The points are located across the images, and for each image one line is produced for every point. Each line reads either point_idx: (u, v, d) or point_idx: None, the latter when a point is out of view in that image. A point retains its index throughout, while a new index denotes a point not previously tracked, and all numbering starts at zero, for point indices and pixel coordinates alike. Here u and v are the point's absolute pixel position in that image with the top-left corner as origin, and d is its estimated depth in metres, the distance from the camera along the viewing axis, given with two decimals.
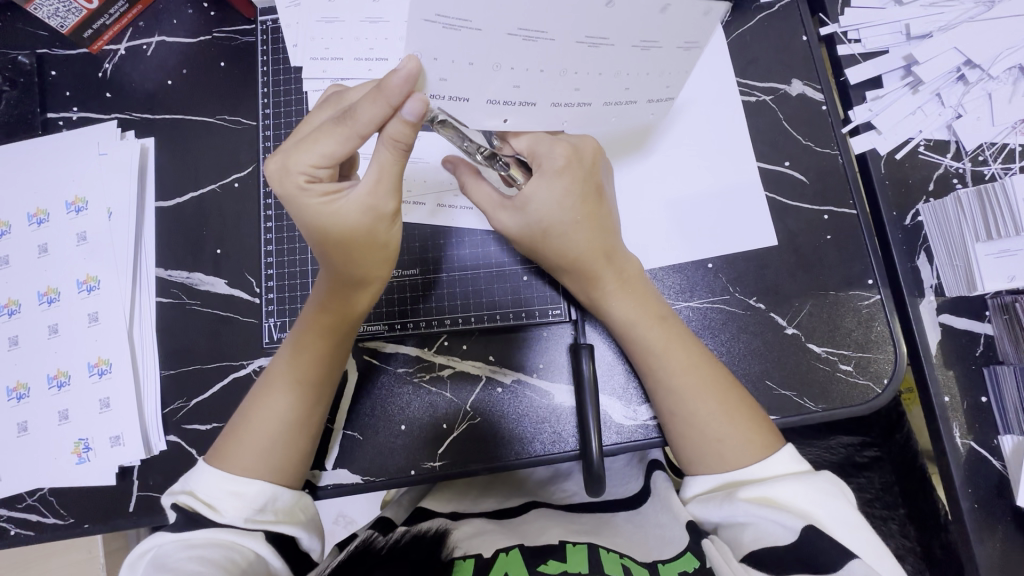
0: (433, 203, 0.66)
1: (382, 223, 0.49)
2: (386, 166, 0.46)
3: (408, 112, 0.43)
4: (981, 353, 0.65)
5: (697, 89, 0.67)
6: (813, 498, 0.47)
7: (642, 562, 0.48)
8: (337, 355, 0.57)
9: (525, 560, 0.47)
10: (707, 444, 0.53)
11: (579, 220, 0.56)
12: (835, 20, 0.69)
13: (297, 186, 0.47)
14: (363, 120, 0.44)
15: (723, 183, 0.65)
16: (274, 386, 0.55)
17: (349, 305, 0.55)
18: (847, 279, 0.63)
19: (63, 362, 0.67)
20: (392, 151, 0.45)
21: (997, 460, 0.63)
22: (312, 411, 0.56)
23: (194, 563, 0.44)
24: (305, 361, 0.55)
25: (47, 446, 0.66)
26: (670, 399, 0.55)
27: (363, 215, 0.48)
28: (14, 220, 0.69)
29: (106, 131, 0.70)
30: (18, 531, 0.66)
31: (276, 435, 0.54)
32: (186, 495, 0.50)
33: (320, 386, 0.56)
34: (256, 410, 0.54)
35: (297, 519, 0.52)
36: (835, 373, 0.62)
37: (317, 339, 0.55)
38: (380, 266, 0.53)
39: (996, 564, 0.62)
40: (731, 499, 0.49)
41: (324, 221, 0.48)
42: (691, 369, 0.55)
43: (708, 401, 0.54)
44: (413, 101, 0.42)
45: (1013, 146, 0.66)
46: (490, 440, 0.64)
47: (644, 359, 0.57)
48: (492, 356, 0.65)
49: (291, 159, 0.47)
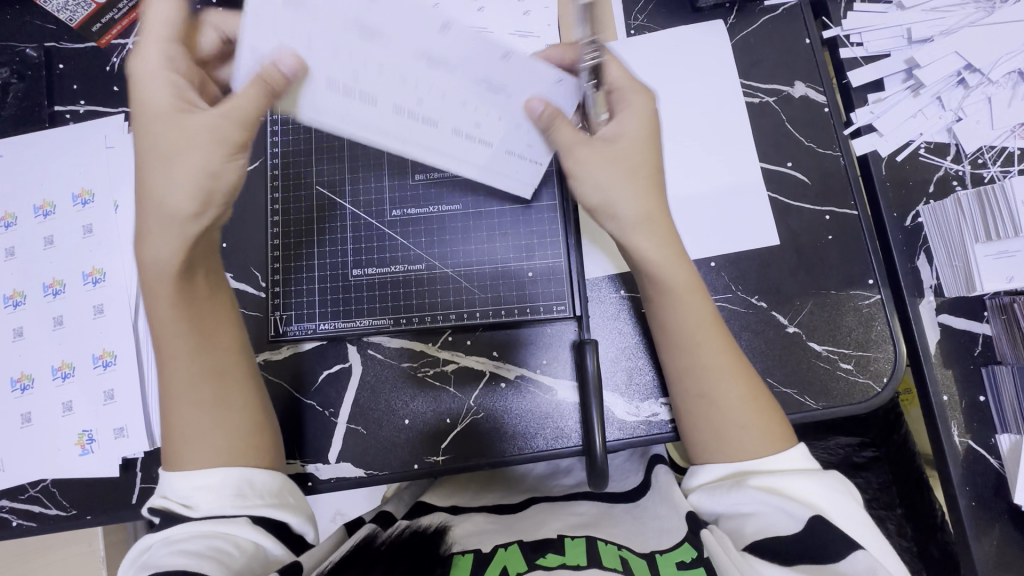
0: (446, 127, 0.51)
1: (219, 150, 0.49)
2: (246, 95, 0.47)
3: (284, 65, 0.45)
4: (980, 352, 0.65)
5: (703, 91, 0.68)
6: (822, 494, 0.48)
7: (640, 554, 0.48)
8: (209, 327, 0.56)
9: (522, 554, 0.48)
10: (730, 431, 0.53)
11: (645, 176, 0.54)
12: (838, 24, 0.70)
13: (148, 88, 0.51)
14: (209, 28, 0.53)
15: (741, 180, 0.66)
16: (172, 380, 0.53)
17: (161, 255, 0.51)
18: (848, 279, 0.64)
19: (68, 354, 0.67)
20: (254, 86, 0.46)
21: (994, 459, 0.64)
22: (209, 400, 0.53)
23: (177, 556, 0.44)
24: (180, 346, 0.53)
25: (50, 439, 0.66)
26: (701, 377, 0.55)
27: (197, 131, 0.49)
28: (21, 212, 0.70)
29: (114, 125, 0.71)
30: (20, 523, 0.66)
31: (187, 427, 0.52)
32: (164, 500, 0.51)
33: (217, 365, 0.55)
34: (172, 409, 0.53)
35: (280, 501, 0.52)
36: (835, 371, 0.63)
37: (171, 316, 0.53)
38: (191, 204, 0.50)
39: (994, 562, 0.63)
40: (741, 486, 0.49)
41: (156, 130, 0.49)
42: (717, 340, 0.55)
43: (733, 371, 0.55)
44: (284, 55, 0.45)
45: (1012, 150, 0.67)
46: (493, 435, 0.64)
47: (686, 330, 0.56)
48: (496, 352, 0.66)
49: (144, 46, 0.50)
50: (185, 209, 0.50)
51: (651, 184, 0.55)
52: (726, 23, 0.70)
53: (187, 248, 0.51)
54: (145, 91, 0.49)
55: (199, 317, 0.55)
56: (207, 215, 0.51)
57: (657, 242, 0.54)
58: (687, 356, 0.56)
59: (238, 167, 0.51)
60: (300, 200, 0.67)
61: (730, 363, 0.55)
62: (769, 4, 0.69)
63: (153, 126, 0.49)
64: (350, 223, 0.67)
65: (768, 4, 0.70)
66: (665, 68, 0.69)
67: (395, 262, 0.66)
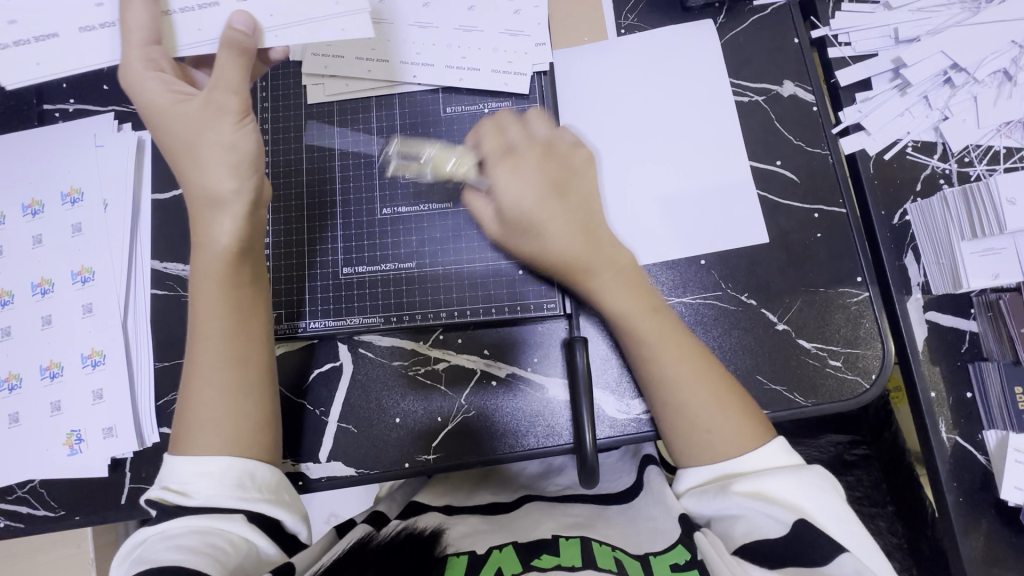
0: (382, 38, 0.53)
1: (226, 119, 0.51)
2: (224, 67, 0.50)
3: (239, 24, 0.51)
4: (967, 349, 0.66)
5: (692, 90, 0.68)
6: (802, 492, 0.48)
7: (635, 555, 0.48)
8: (244, 314, 0.56)
9: (518, 555, 0.48)
10: (696, 433, 0.54)
11: (557, 225, 0.57)
12: (826, 24, 0.71)
13: (141, 78, 0.51)
14: (136, 25, 0.50)
15: (724, 177, 0.66)
16: (199, 361, 0.54)
17: (210, 235, 0.54)
18: (836, 277, 0.65)
19: (56, 353, 0.67)
20: (231, 56, 0.50)
21: (982, 455, 0.64)
22: (236, 390, 0.54)
23: (174, 553, 0.44)
24: (214, 325, 0.54)
25: (38, 439, 0.66)
26: (666, 388, 0.55)
27: (204, 110, 0.51)
28: (9, 211, 0.69)
29: (103, 123, 0.71)
30: (8, 524, 0.66)
31: (213, 413, 0.52)
32: (160, 490, 0.50)
33: (240, 351, 0.55)
34: (194, 390, 0.53)
35: (276, 497, 0.52)
36: (824, 368, 0.63)
37: (210, 299, 0.54)
38: (229, 177, 0.52)
39: (982, 556, 0.63)
40: (724, 493, 0.49)
41: (174, 124, 0.52)
42: (675, 338, 0.56)
43: (698, 381, 0.54)
44: (236, 15, 0.51)
45: (998, 148, 0.68)
46: (483, 434, 0.64)
47: (632, 333, 0.56)
48: (488, 349, 0.66)
49: (128, 53, 0.51)
50: (223, 184, 0.52)
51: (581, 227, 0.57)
52: (716, 22, 0.70)
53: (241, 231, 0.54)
54: (140, 95, 0.51)
55: (240, 298, 0.55)
56: (241, 192, 0.53)
57: (598, 281, 0.57)
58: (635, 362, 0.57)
59: (249, 133, 0.52)
60: (291, 199, 0.68)
61: (694, 377, 0.55)
62: (758, 4, 0.70)
63: (167, 121, 0.52)
64: (340, 222, 0.67)
65: (757, 4, 0.70)
66: (655, 68, 0.69)
67: (386, 260, 0.67)
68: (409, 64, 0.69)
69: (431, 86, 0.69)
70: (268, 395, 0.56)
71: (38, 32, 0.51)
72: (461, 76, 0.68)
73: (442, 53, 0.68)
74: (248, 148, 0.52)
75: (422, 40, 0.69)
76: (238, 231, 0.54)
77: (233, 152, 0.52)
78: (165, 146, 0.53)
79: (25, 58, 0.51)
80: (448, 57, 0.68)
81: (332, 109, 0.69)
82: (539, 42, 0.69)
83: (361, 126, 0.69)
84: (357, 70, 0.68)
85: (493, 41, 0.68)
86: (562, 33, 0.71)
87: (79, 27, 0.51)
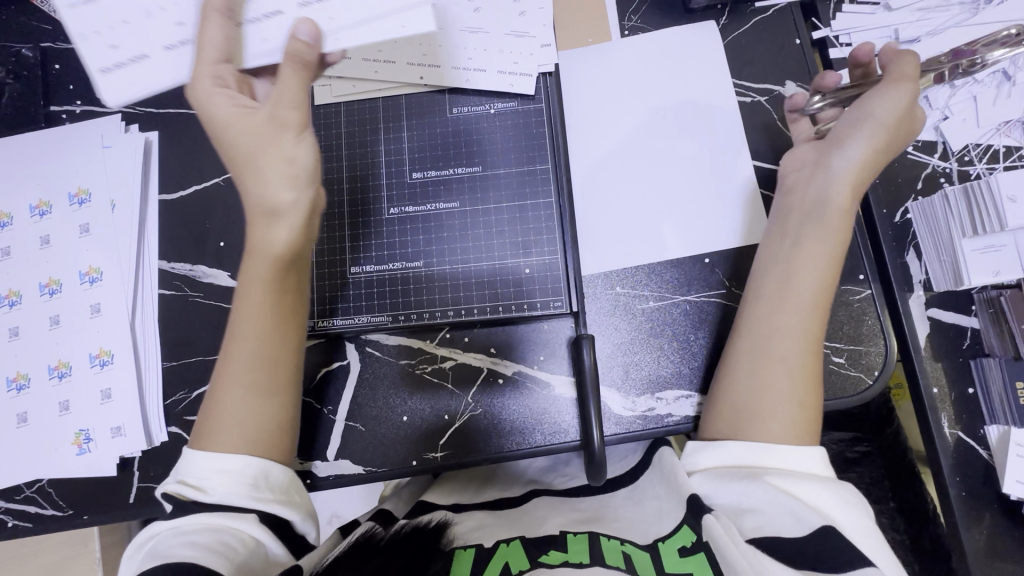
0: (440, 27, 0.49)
1: (287, 135, 0.50)
2: (287, 82, 0.48)
3: (303, 33, 0.47)
4: (969, 346, 0.67)
5: (697, 89, 0.69)
6: (834, 505, 0.48)
7: (643, 546, 0.49)
8: (286, 319, 0.56)
9: (525, 551, 0.49)
10: (771, 414, 0.53)
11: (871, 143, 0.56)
12: (827, 24, 0.71)
13: (207, 90, 0.49)
14: (209, 40, 0.47)
15: (730, 177, 0.67)
16: (235, 360, 0.54)
17: (265, 241, 0.54)
18: (839, 274, 0.65)
19: (64, 353, 0.67)
20: (292, 67, 0.47)
21: (983, 450, 0.65)
22: (267, 390, 0.54)
23: (187, 549, 0.44)
24: (252, 326, 0.54)
25: (47, 439, 0.66)
26: (773, 324, 0.56)
27: (268, 126, 0.50)
28: (16, 211, 0.69)
29: (110, 124, 0.71)
30: (16, 523, 0.66)
31: (244, 414, 0.53)
32: (177, 484, 0.51)
33: (275, 353, 0.55)
34: (222, 386, 0.54)
35: (289, 498, 0.52)
36: (827, 365, 0.63)
37: (252, 299, 0.55)
38: (289, 191, 0.51)
39: (984, 551, 0.64)
40: (754, 479, 0.49)
41: (235, 135, 0.51)
42: (828, 271, 0.56)
43: (811, 332, 0.55)
44: (302, 24, 0.47)
45: (997, 147, 0.69)
46: (490, 432, 0.65)
47: (824, 225, 0.57)
48: (494, 348, 0.66)
49: (196, 69, 0.48)
50: (279, 196, 0.51)
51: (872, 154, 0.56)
52: (718, 24, 0.71)
53: (296, 241, 0.54)
54: (197, 102, 0.50)
55: (281, 303, 0.55)
56: (299, 203, 0.52)
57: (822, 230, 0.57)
58: (789, 246, 0.58)
59: (308, 147, 0.51)
60: None
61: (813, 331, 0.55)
62: (759, 5, 0.71)
63: (230, 134, 0.51)
64: (346, 222, 0.67)
65: (759, 5, 0.71)
66: (659, 67, 0.70)
67: (393, 259, 0.67)
68: (416, 65, 0.69)
69: (438, 87, 0.69)
70: (295, 398, 0.57)
71: (128, 53, 0.48)
72: (468, 76, 0.69)
73: (448, 54, 0.69)
74: (306, 162, 0.51)
75: (429, 40, 0.69)
76: (292, 241, 0.54)
77: (288, 165, 0.51)
78: (225, 152, 0.52)
79: (122, 82, 0.48)
80: (454, 57, 0.69)
81: (340, 110, 0.70)
82: (544, 44, 0.69)
83: (369, 127, 0.69)
84: (364, 71, 0.69)
85: (498, 42, 0.69)
86: (567, 35, 0.72)
87: (163, 45, 0.49)
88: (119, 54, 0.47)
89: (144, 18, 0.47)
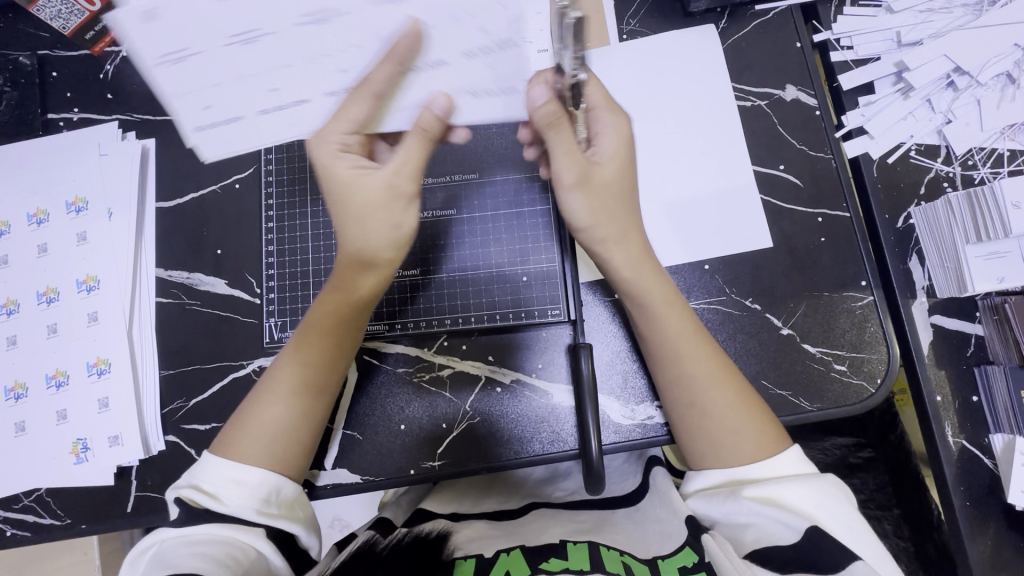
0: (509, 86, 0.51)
1: (399, 204, 0.51)
2: (410, 150, 0.50)
3: (438, 108, 0.50)
4: (972, 353, 0.66)
5: (695, 92, 0.68)
6: (815, 502, 0.47)
7: (641, 559, 0.49)
8: (340, 350, 0.56)
9: (526, 558, 0.48)
10: (721, 436, 0.53)
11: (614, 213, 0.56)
12: (828, 27, 0.70)
13: (332, 153, 0.50)
14: (353, 115, 0.49)
15: (728, 182, 0.66)
16: (282, 376, 0.55)
17: (351, 284, 0.54)
18: (840, 281, 0.64)
19: (62, 362, 0.67)
20: (419, 140, 0.50)
21: (988, 458, 0.64)
22: (308, 415, 0.55)
23: (195, 560, 0.44)
24: (308, 351, 0.55)
25: (47, 446, 0.66)
26: (673, 383, 0.56)
27: (383, 194, 0.50)
28: (14, 220, 0.69)
29: (107, 132, 0.71)
30: (14, 532, 0.66)
31: (281, 433, 0.53)
32: (191, 488, 0.50)
33: (321, 381, 0.55)
34: (262, 399, 0.54)
35: (298, 515, 0.52)
36: (829, 372, 0.63)
37: (321, 331, 0.55)
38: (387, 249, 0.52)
39: (988, 561, 0.63)
40: (735, 496, 0.49)
41: (349, 196, 0.51)
42: (681, 318, 0.56)
43: (700, 379, 0.55)
44: (438, 98, 0.50)
45: (1001, 151, 0.68)
46: (488, 441, 0.64)
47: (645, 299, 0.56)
48: (492, 356, 0.66)
49: (325, 133, 0.50)
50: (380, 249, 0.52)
51: (620, 211, 0.56)
52: (717, 27, 0.70)
53: (375, 287, 0.54)
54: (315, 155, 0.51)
55: (340, 335, 0.55)
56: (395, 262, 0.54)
57: (657, 305, 0.56)
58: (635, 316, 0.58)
59: (414, 219, 0.52)
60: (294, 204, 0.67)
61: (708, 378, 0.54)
62: (760, 8, 0.70)
63: (345, 193, 0.51)
64: None
65: (759, 8, 0.70)
66: (657, 73, 0.69)
67: None
68: None
69: None
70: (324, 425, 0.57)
71: (219, 118, 0.51)
72: None
73: None
74: (408, 230, 0.52)
75: None
76: (377, 289, 0.55)
77: (389, 232, 0.51)
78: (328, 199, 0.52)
79: (220, 140, 0.52)
80: None
81: None
82: None
83: None
84: None
85: None
86: None
87: (259, 111, 0.51)
88: (212, 114, 0.51)
89: (237, 83, 0.50)
